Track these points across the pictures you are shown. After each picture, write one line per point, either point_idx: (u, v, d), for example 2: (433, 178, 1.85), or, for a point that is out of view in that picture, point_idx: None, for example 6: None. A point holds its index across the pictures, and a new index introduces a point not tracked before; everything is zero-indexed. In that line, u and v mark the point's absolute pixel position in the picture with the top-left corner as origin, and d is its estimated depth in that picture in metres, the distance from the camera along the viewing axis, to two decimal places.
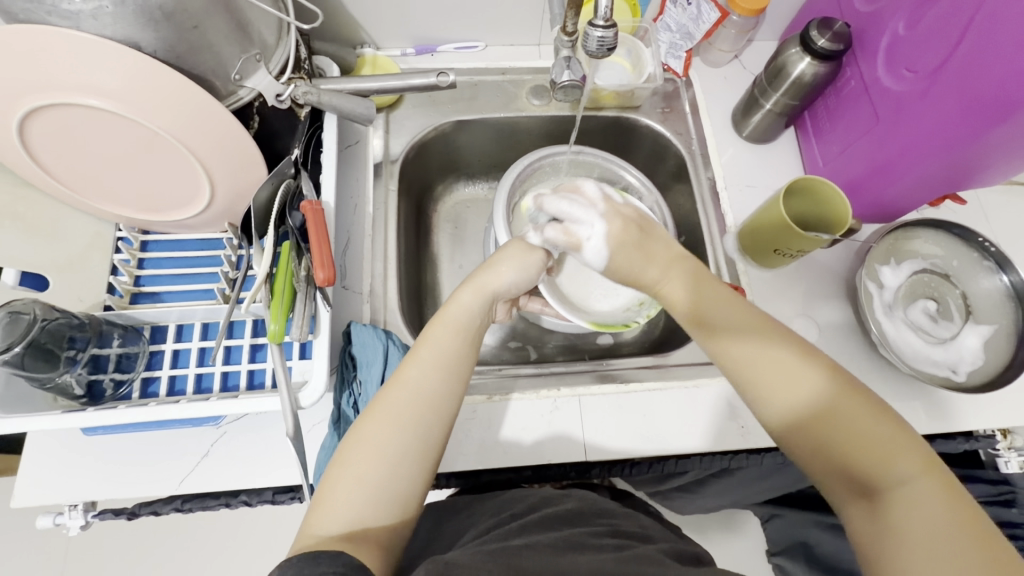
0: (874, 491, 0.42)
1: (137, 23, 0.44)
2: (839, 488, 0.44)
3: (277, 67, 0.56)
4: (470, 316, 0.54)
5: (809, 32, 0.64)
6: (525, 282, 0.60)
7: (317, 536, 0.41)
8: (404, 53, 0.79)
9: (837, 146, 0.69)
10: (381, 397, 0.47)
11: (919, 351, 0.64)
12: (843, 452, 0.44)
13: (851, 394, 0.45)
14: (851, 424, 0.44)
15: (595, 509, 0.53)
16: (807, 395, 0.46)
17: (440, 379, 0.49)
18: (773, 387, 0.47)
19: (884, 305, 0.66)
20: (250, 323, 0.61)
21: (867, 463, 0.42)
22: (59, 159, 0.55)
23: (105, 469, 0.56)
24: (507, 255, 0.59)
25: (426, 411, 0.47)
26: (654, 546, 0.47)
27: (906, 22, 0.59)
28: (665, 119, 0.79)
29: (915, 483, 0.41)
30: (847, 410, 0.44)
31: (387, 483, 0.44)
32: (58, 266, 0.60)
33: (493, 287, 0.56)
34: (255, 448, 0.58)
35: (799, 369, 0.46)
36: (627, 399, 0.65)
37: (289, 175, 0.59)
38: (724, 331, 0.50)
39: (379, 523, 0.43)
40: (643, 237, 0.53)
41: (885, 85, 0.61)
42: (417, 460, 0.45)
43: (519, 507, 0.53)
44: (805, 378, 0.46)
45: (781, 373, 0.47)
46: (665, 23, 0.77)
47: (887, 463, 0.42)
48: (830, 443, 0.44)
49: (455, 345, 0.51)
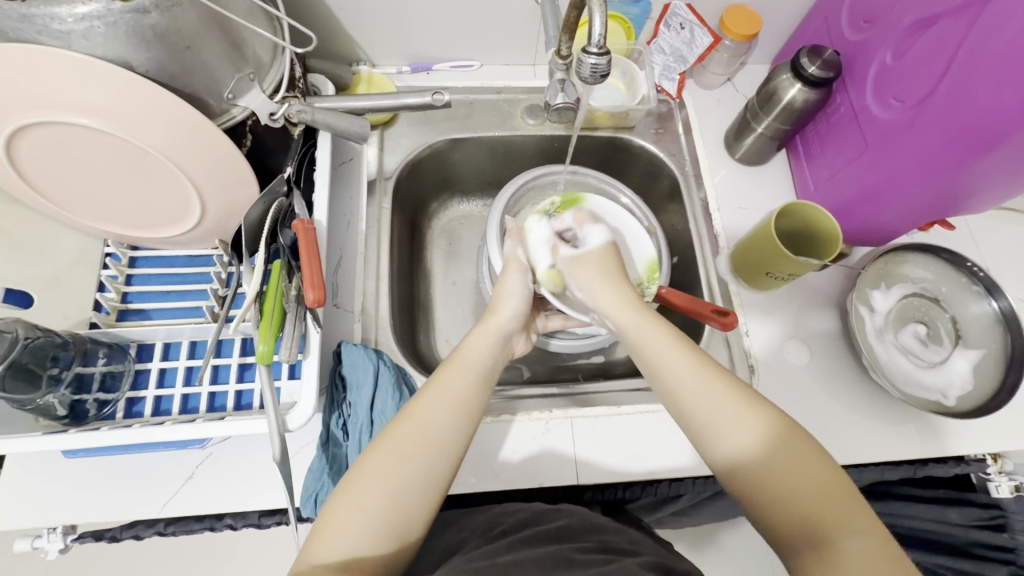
0: (819, 541, 0.40)
1: (129, 44, 0.44)
2: (787, 539, 0.41)
3: (271, 86, 0.56)
4: (483, 358, 0.54)
5: (800, 59, 0.64)
6: (526, 309, 0.61)
7: (312, 565, 0.41)
8: (399, 71, 0.80)
9: (827, 170, 0.70)
10: (390, 429, 0.47)
11: (909, 375, 0.65)
12: (787, 490, 0.42)
13: (787, 433, 0.45)
14: (800, 475, 0.42)
15: (586, 523, 0.53)
16: (746, 430, 0.45)
17: (452, 417, 0.48)
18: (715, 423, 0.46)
19: (875, 329, 0.67)
20: (239, 341, 0.61)
21: (806, 506, 0.41)
22: (47, 177, 0.54)
23: (87, 493, 0.55)
24: (504, 288, 0.61)
25: (436, 448, 0.46)
26: (636, 558, 0.46)
27: (892, 52, 0.60)
28: (658, 140, 0.79)
29: (858, 534, 0.39)
30: (783, 448, 0.44)
31: (382, 515, 0.43)
32: (44, 283, 0.58)
33: (501, 326, 0.58)
34: (240, 469, 0.57)
35: (724, 395, 0.47)
36: (619, 421, 0.65)
37: (281, 193, 0.59)
38: (666, 364, 0.51)
39: (372, 552, 0.42)
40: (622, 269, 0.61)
41: (873, 112, 0.62)
42: (422, 495, 0.45)
43: (512, 520, 0.52)
44: (744, 417, 0.46)
45: (721, 405, 0.47)
46: (659, 45, 0.77)
47: (831, 508, 0.40)
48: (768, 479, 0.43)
49: (469, 385, 0.51)
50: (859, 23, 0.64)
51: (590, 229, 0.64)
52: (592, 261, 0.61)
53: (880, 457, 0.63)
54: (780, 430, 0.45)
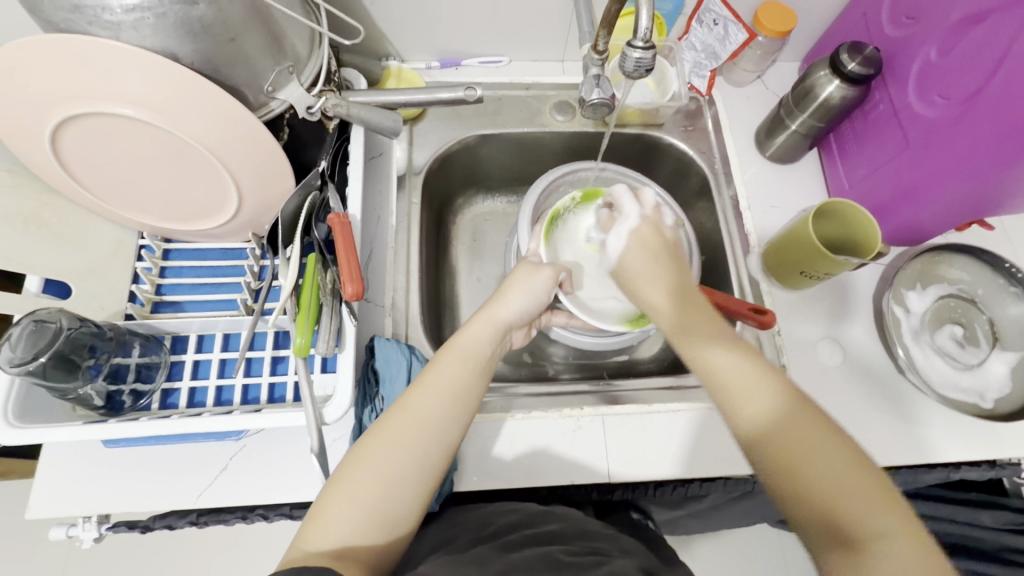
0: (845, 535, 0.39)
1: (177, 34, 0.44)
2: (810, 527, 0.41)
3: (309, 79, 0.56)
4: (481, 345, 0.54)
5: (839, 55, 0.64)
6: (538, 305, 0.61)
7: (305, 552, 0.41)
8: (428, 66, 0.80)
9: (863, 169, 0.69)
10: (386, 418, 0.48)
11: (946, 378, 0.64)
12: (811, 474, 0.41)
13: (813, 419, 0.44)
14: (829, 468, 0.41)
15: (579, 530, 0.52)
16: (771, 405, 0.45)
17: (447, 408, 0.49)
18: (737, 396, 0.46)
19: (911, 330, 0.66)
20: (272, 334, 0.61)
21: (839, 498, 0.40)
22: (86, 167, 0.54)
23: (121, 481, 0.55)
24: (516, 280, 0.60)
25: (427, 440, 0.47)
26: (626, 563, 0.46)
27: (938, 49, 0.58)
28: (688, 137, 0.79)
29: (888, 533, 0.38)
30: (810, 435, 0.43)
31: (376, 505, 0.44)
32: (81, 274, 0.57)
33: (503, 317, 0.58)
34: (272, 463, 0.57)
35: (765, 382, 0.46)
36: (651, 419, 0.64)
37: (315, 187, 0.59)
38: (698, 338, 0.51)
39: (368, 542, 0.43)
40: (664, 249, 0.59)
41: (916, 110, 0.60)
42: (414, 483, 0.45)
43: (502, 521, 0.52)
44: (769, 392, 0.46)
45: (749, 381, 0.46)
46: (690, 42, 0.77)
47: (860, 507, 0.39)
48: (804, 478, 0.41)
49: (462, 374, 0.51)
50: (902, 20, 0.63)
51: (611, 238, 0.62)
52: (633, 270, 0.59)
53: (915, 460, 0.62)
54: (813, 417, 0.44)
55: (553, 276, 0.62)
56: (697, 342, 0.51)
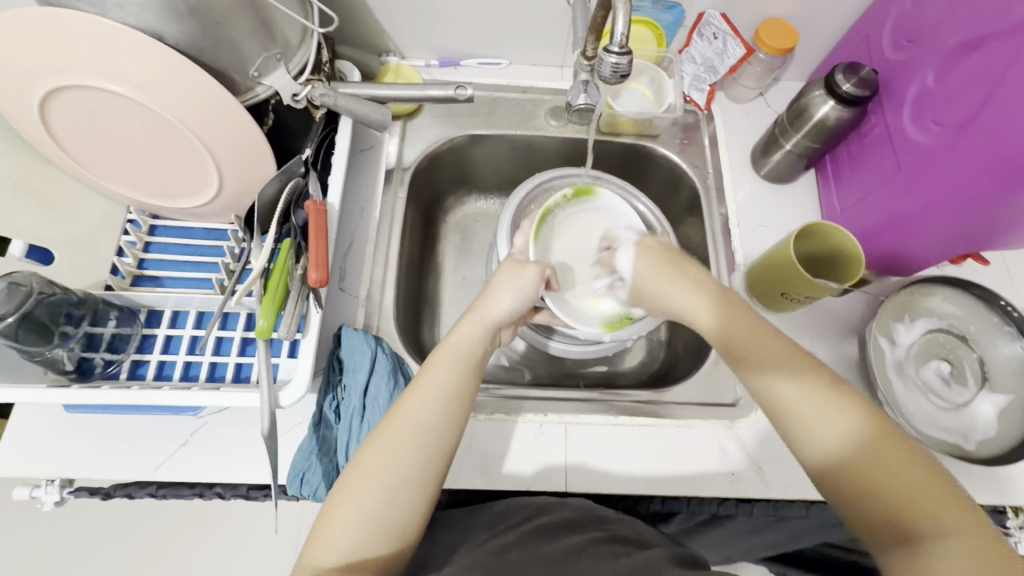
0: (908, 535, 0.37)
1: (161, 15, 0.45)
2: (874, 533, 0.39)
3: (297, 67, 0.57)
4: (472, 345, 0.54)
5: (834, 76, 0.62)
6: (527, 303, 0.59)
7: (316, 567, 0.42)
8: (427, 64, 0.80)
9: (856, 194, 0.67)
10: (383, 425, 0.48)
11: (928, 416, 0.61)
12: (867, 476, 0.39)
13: (858, 416, 0.41)
14: (883, 467, 0.39)
15: (592, 513, 0.54)
16: (818, 409, 0.42)
17: (442, 409, 0.49)
18: (780, 402, 0.44)
19: (895, 362, 0.64)
20: (244, 315, 0.62)
21: (899, 501, 0.38)
22: (75, 140, 0.56)
23: (83, 449, 0.56)
24: (502, 279, 0.59)
25: (426, 445, 0.47)
26: (655, 551, 0.48)
27: (934, 74, 0.57)
28: (683, 151, 0.78)
29: (955, 531, 0.36)
30: (859, 437, 0.41)
31: (382, 513, 0.44)
32: (65, 242, 0.60)
33: (493, 316, 0.56)
34: (230, 443, 0.57)
35: (811, 386, 0.43)
36: (616, 431, 0.63)
37: (298, 174, 0.60)
38: (734, 340, 0.47)
39: (378, 552, 0.43)
40: (672, 261, 0.56)
41: (909, 135, 0.59)
42: (416, 488, 0.46)
43: (515, 514, 0.53)
44: (817, 399, 0.43)
45: (787, 386, 0.44)
46: (690, 55, 0.76)
47: (921, 508, 0.37)
48: (856, 482, 0.40)
49: (457, 376, 0.51)
50: (901, 43, 0.62)
51: (621, 260, 0.62)
52: (645, 287, 0.57)
53: None
54: (859, 412, 0.42)
55: (541, 272, 0.60)
56: (731, 340, 0.48)
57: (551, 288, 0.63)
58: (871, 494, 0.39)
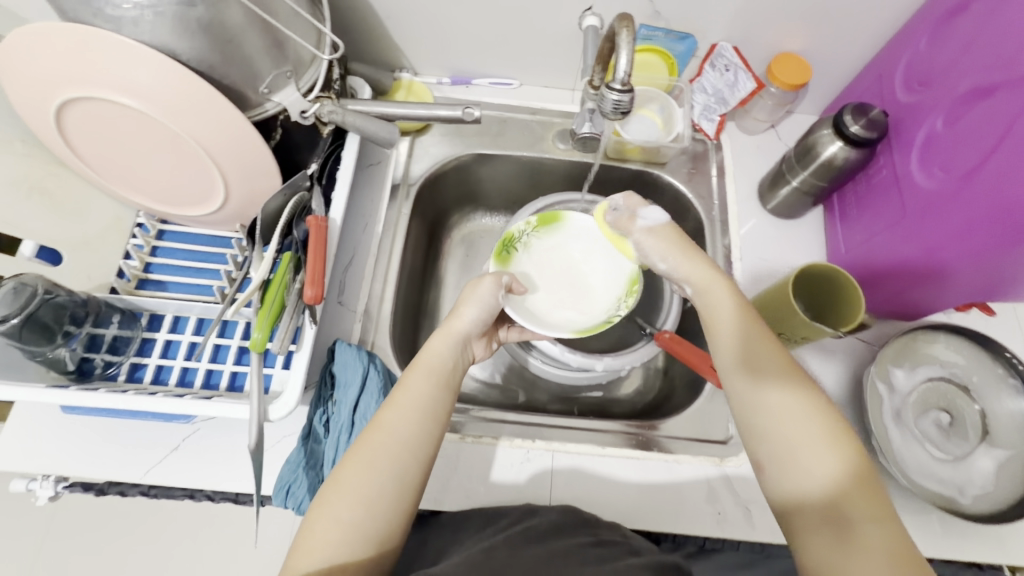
0: (839, 522, 0.42)
1: (175, 32, 0.47)
2: (804, 516, 0.44)
3: (306, 86, 0.58)
4: (443, 358, 0.54)
5: (843, 116, 0.61)
6: (491, 315, 0.59)
7: None
8: (439, 82, 0.81)
9: (861, 235, 0.66)
10: (361, 440, 0.48)
11: (923, 466, 0.60)
12: (810, 463, 0.45)
13: (821, 413, 0.47)
14: (827, 457, 0.45)
15: (578, 519, 0.55)
16: (785, 398, 0.48)
17: (417, 422, 0.50)
18: (752, 384, 0.49)
19: (893, 410, 0.62)
20: (243, 324, 0.63)
21: (833, 488, 0.44)
22: (88, 146, 0.57)
23: (78, 448, 0.58)
24: (464, 296, 0.58)
25: (401, 457, 0.48)
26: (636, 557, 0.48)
27: (943, 119, 0.56)
28: (690, 180, 0.77)
29: (878, 524, 0.42)
30: (818, 431, 0.46)
31: (360, 523, 0.45)
32: (74, 244, 0.61)
33: (460, 330, 0.57)
34: (221, 450, 0.58)
35: (780, 378, 0.49)
36: (603, 462, 0.62)
37: (303, 188, 0.61)
38: (725, 327, 0.52)
39: (357, 563, 0.44)
40: (690, 242, 0.58)
41: (915, 180, 0.58)
42: (394, 500, 0.46)
43: (507, 517, 0.54)
44: (784, 389, 0.48)
45: (760, 373, 0.49)
46: (701, 85, 0.76)
47: (850, 499, 0.43)
48: (800, 465, 0.45)
49: (430, 390, 0.51)
50: (914, 85, 0.61)
51: (647, 218, 0.59)
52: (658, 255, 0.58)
53: None
54: (820, 410, 0.47)
55: (497, 284, 0.60)
56: (721, 326, 0.53)
57: (512, 290, 0.62)
58: (811, 479, 0.44)
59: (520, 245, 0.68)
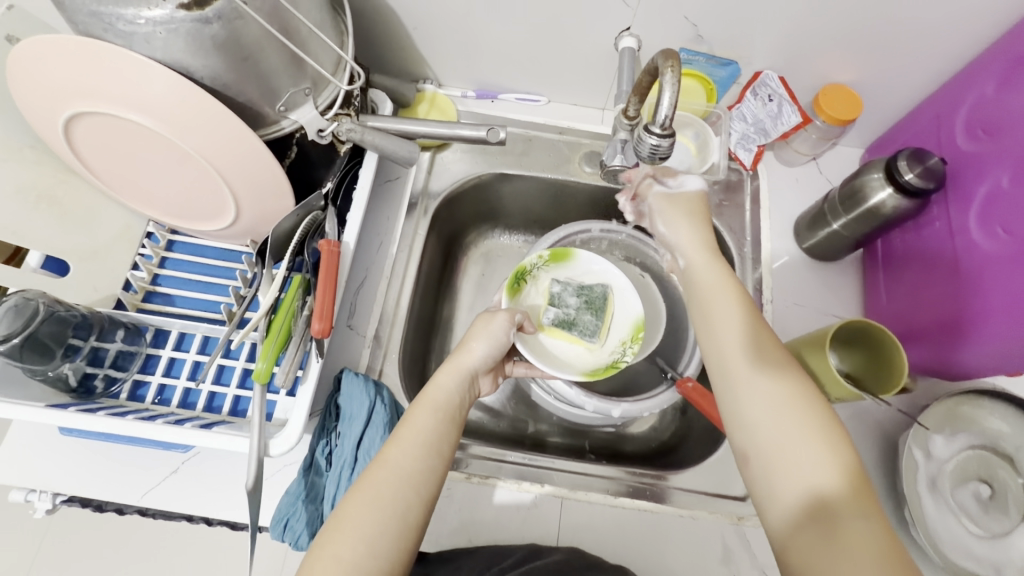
0: (819, 510, 0.38)
1: (189, 50, 0.44)
2: (782, 499, 0.40)
3: (325, 102, 0.55)
4: (449, 393, 0.52)
5: (896, 161, 0.57)
6: (500, 351, 0.57)
7: None
8: (464, 95, 0.78)
9: (907, 287, 0.62)
10: (363, 478, 0.45)
11: (958, 541, 0.54)
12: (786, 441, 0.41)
13: (804, 393, 0.43)
14: (808, 438, 0.41)
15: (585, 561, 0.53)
16: (764, 372, 0.45)
17: (423, 457, 0.47)
18: (732, 359, 0.47)
19: (927, 477, 0.57)
20: (249, 346, 0.60)
21: (813, 470, 0.40)
22: (98, 157, 0.55)
23: (76, 465, 0.56)
24: (473, 330, 0.57)
25: (405, 489, 0.44)
26: None
27: (1010, 176, 0.52)
28: (721, 211, 0.73)
29: (864, 516, 0.37)
30: (800, 412, 0.42)
31: (359, 563, 0.40)
32: (81, 254, 0.59)
33: (469, 365, 0.55)
34: (219, 477, 0.57)
35: (765, 355, 0.46)
36: (613, 512, 0.60)
37: (317, 207, 0.58)
38: (710, 299, 0.51)
39: None
40: (701, 213, 0.58)
41: (974, 240, 0.54)
42: (396, 537, 0.42)
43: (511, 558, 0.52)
44: (766, 367, 0.45)
45: (739, 349, 0.47)
46: (741, 113, 0.71)
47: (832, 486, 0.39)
48: (777, 444, 0.42)
49: (436, 424, 0.49)
50: (975, 132, 0.56)
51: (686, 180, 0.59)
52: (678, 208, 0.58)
53: None
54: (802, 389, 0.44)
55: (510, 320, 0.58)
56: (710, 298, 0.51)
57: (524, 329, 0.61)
58: (787, 459, 0.41)
59: (530, 278, 0.66)
